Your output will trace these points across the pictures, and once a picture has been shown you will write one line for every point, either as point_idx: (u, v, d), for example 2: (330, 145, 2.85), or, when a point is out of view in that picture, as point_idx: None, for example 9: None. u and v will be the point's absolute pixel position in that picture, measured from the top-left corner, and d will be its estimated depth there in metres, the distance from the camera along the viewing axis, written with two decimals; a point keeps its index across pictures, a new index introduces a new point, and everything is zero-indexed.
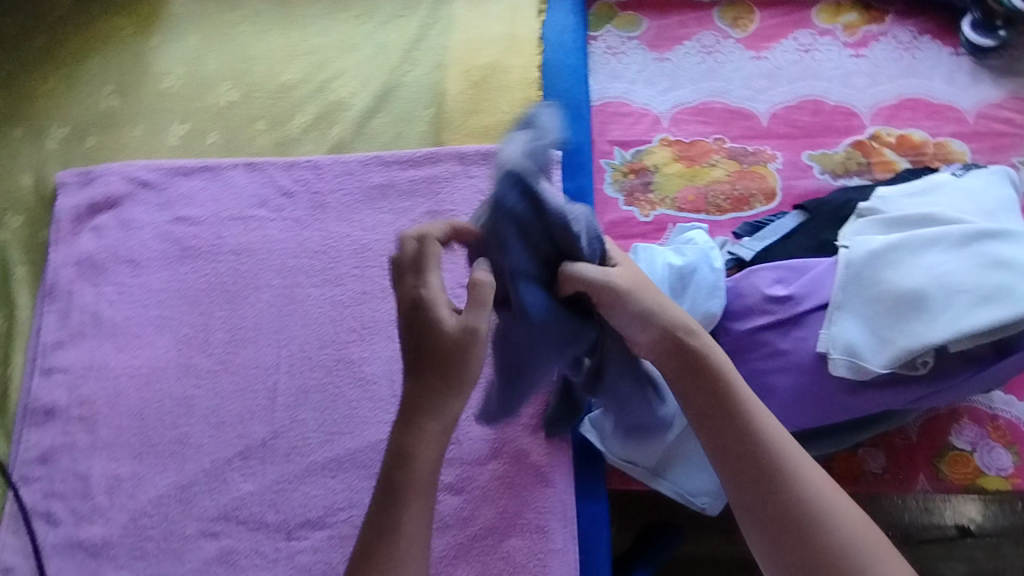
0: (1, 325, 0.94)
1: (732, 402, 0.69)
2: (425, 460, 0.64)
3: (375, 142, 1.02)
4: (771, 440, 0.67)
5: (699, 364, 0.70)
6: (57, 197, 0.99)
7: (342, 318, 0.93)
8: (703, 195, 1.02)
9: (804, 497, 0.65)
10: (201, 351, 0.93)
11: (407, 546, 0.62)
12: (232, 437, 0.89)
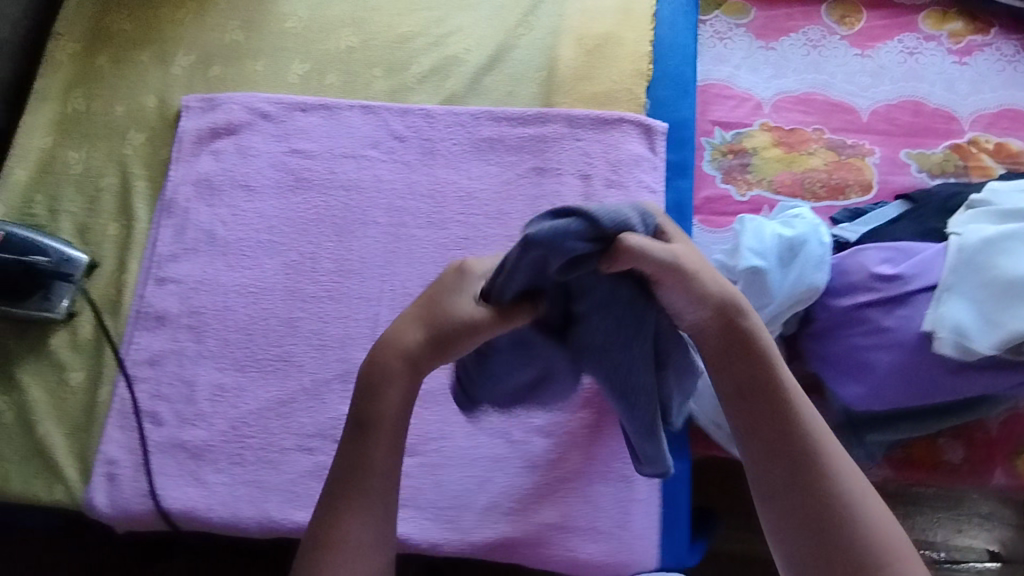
0: (119, 234, 0.99)
1: (775, 388, 0.67)
2: (389, 403, 0.63)
3: (486, 98, 1.05)
4: (809, 430, 0.66)
5: (748, 347, 0.67)
6: (180, 119, 1.03)
7: (445, 261, 0.97)
8: (800, 181, 1.05)
9: (836, 489, 0.64)
10: (308, 278, 0.96)
11: (370, 479, 0.63)
12: (333, 360, 0.92)
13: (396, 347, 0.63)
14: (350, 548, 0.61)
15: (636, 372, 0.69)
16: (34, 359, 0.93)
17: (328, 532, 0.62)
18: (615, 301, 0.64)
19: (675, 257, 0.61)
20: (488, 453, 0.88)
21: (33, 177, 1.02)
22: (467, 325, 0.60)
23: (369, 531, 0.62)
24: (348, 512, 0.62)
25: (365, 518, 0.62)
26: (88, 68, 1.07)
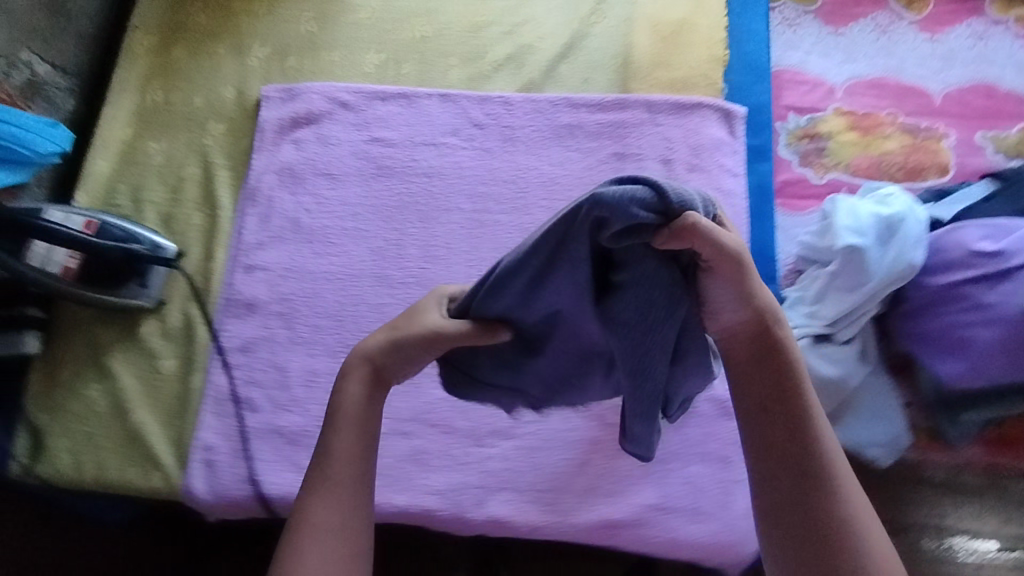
0: (204, 223, 0.99)
1: (798, 402, 0.63)
2: (349, 397, 0.64)
3: (562, 86, 1.06)
4: (827, 451, 0.63)
5: (775, 357, 0.63)
6: (260, 109, 1.04)
7: None
8: (876, 164, 1.05)
9: (842, 514, 0.61)
10: (395, 265, 0.96)
11: (341, 467, 0.63)
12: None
13: (364, 355, 0.66)
14: (320, 533, 0.61)
15: (651, 364, 0.62)
16: (126, 348, 0.93)
17: (302, 519, 0.62)
18: (652, 287, 0.56)
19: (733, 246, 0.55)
20: (584, 436, 0.89)
21: (114, 168, 1.02)
22: (421, 336, 0.63)
23: (359, 514, 0.63)
24: (312, 499, 0.62)
25: (338, 503, 0.62)
26: (164, 60, 1.08)
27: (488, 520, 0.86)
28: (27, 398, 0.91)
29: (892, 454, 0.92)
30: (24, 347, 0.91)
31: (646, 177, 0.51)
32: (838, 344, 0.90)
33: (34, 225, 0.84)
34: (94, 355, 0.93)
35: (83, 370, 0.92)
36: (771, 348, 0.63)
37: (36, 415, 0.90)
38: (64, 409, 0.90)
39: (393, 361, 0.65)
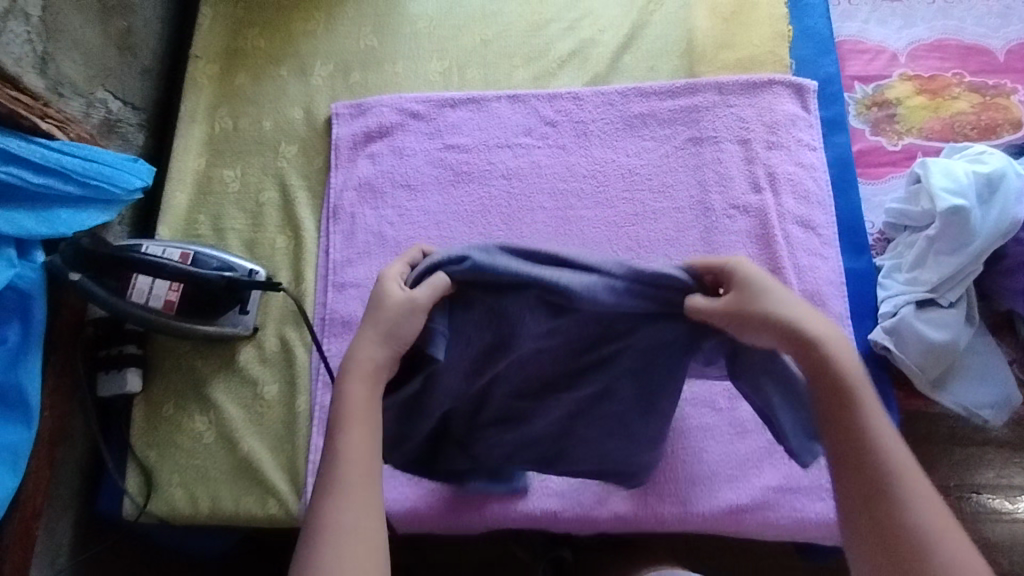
0: (289, 245, 0.99)
1: (851, 407, 0.60)
2: (353, 397, 0.64)
3: (629, 76, 1.06)
4: (888, 456, 0.58)
5: (819, 367, 0.61)
6: (333, 127, 1.04)
7: (619, 237, 0.96)
8: (949, 126, 1.05)
9: (919, 525, 0.55)
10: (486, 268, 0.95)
11: (354, 466, 0.61)
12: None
13: (354, 352, 0.65)
14: (336, 535, 0.58)
15: (658, 398, 0.74)
16: (228, 378, 0.92)
17: (313, 525, 0.59)
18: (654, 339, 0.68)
19: (737, 306, 0.61)
20: (697, 423, 0.87)
21: (193, 200, 1.02)
22: (402, 308, 0.63)
23: (375, 516, 0.60)
24: (331, 499, 0.59)
25: (353, 504, 0.59)
26: (229, 87, 1.08)
27: (612, 517, 0.84)
28: (132, 437, 0.89)
29: (1005, 413, 0.89)
30: (127, 385, 0.89)
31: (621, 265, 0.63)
32: (942, 307, 0.87)
33: (130, 258, 0.85)
34: (195, 387, 0.92)
35: (184, 404, 0.91)
36: (812, 359, 0.61)
37: (143, 453, 0.89)
38: (171, 444, 0.89)
39: (379, 349, 0.64)
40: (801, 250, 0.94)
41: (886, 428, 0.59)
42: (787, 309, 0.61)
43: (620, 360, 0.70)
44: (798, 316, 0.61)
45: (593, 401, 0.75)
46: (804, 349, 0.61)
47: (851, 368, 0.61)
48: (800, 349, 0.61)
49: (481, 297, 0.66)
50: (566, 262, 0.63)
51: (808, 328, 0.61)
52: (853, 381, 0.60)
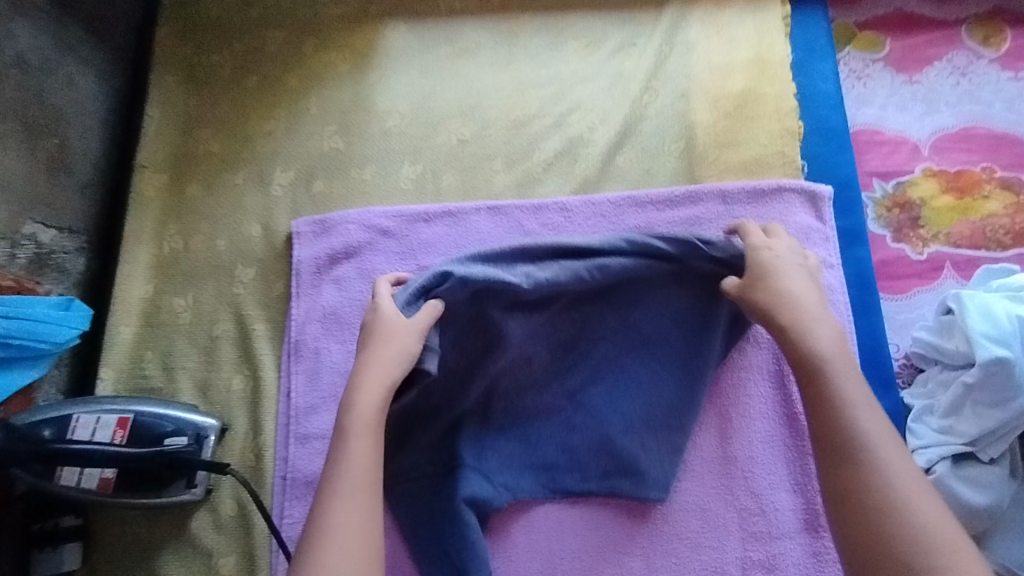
0: (246, 388, 0.88)
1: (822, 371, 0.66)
2: (362, 407, 0.69)
3: (622, 181, 0.96)
4: (857, 419, 0.63)
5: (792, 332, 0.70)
6: (293, 247, 0.93)
7: None
8: (980, 230, 0.94)
9: (881, 479, 0.59)
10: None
11: (354, 475, 0.65)
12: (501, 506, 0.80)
13: (364, 371, 0.71)
14: (338, 533, 0.62)
15: (639, 388, 0.82)
16: (178, 549, 0.82)
17: (318, 522, 0.63)
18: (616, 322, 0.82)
19: (749, 295, 0.74)
20: None
21: (138, 335, 0.91)
22: (403, 328, 0.72)
23: (371, 531, 0.63)
24: (332, 504, 0.64)
25: (356, 506, 0.64)
26: (179, 199, 0.97)
27: None
28: None
29: None
30: (65, 564, 0.80)
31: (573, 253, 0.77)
32: (983, 463, 0.77)
33: (58, 452, 0.74)
34: (142, 559, 0.82)
35: None
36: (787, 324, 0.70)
37: None
38: None
39: (385, 362, 0.71)
40: None
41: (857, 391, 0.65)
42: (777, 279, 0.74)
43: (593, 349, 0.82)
44: (790, 298, 0.72)
45: (579, 390, 0.83)
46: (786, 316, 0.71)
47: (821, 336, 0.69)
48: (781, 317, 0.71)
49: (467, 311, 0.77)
50: (535, 254, 0.76)
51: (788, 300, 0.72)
52: (829, 354, 0.67)
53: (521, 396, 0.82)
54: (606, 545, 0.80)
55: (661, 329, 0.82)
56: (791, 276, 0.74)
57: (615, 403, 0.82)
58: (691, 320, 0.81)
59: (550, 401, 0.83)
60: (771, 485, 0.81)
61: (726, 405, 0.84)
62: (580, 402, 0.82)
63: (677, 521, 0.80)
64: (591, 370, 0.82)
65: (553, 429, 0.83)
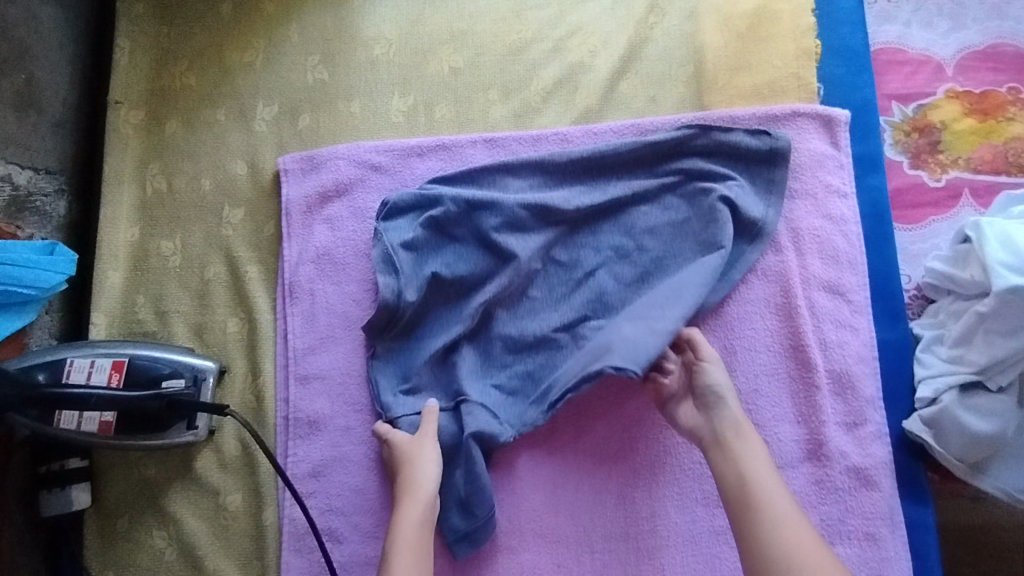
0: (242, 331, 0.87)
1: (761, 504, 0.67)
2: (402, 526, 0.72)
3: (626, 109, 0.90)
4: (769, 507, 0.67)
5: (727, 466, 0.71)
6: (281, 185, 0.89)
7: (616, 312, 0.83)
8: (1002, 154, 0.89)
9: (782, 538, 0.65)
10: (463, 348, 0.83)
11: None
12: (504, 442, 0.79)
13: (401, 489, 0.75)
14: None
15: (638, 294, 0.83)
16: (185, 488, 0.83)
17: None
18: (604, 231, 0.85)
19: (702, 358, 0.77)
20: (708, 527, 0.78)
21: (128, 279, 0.89)
22: (419, 443, 0.77)
23: None
24: None
25: None
26: (158, 137, 0.93)
27: None
28: (87, 559, 0.82)
29: None
30: (74, 504, 0.81)
31: (540, 162, 0.86)
32: (990, 392, 0.76)
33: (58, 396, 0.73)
34: (151, 498, 0.83)
35: (140, 519, 0.82)
36: (726, 461, 0.71)
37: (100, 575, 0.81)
38: (129, 564, 0.81)
39: (416, 474, 0.75)
40: (827, 323, 0.81)
41: (792, 523, 0.65)
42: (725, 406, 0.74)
43: (586, 258, 0.85)
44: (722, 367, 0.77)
45: (580, 303, 0.83)
46: (728, 449, 0.72)
47: (759, 470, 0.69)
48: (720, 451, 0.72)
49: (452, 225, 0.84)
50: (511, 165, 0.86)
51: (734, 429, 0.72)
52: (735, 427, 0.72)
53: (520, 324, 0.83)
54: (609, 478, 0.80)
55: (656, 253, 0.83)
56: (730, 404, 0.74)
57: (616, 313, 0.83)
58: (685, 224, 0.83)
59: (551, 323, 0.83)
60: (775, 418, 0.80)
61: (730, 335, 0.82)
62: (578, 327, 0.82)
63: (680, 453, 0.80)
64: (588, 296, 0.83)
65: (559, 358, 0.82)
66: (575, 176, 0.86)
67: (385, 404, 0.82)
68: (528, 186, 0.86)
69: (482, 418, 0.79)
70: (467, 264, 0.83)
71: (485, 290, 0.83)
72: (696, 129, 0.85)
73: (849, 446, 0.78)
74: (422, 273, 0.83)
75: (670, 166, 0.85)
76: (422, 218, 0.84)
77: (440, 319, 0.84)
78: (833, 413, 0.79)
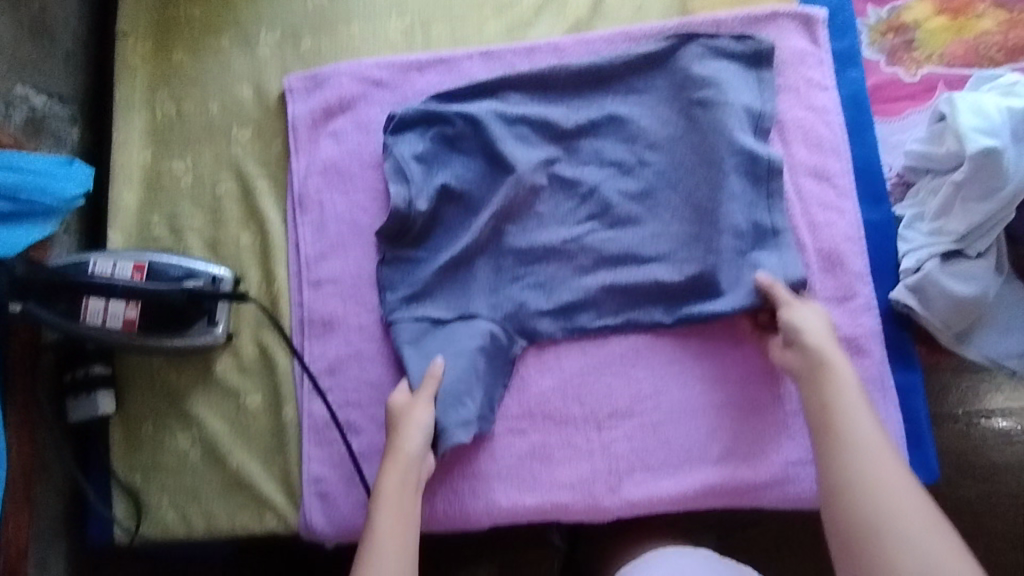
0: (255, 243, 0.90)
1: (844, 429, 0.69)
2: (387, 485, 0.72)
3: (614, 20, 0.95)
4: (853, 429, 0.69)
5: (817, 391, 0.72)
6: (287, 104, 0.93)
7: (612, 212, 0.86)
8: (972, 49, 0.94)
9: (863, 463, 0.66)
10: (478, 259, 0.86)
11: (387, 545, 0.68)
12: (495, 349, 0.82)
13: (394, 440, 0.75)
14: None
15: (638, 198, 0.86)
16: (206, 391, 0.86)
17: None
18: (600, 137, 0.89)
19: (787, 301, 0.78)
20: (710, 400, 0.82)
21: (142, 199, 0.92)
22: (413, 400, 0.77)
23: None
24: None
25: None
26: (166, 65, 0.96)
27: (626, 505, 0.81)
28: (115, 461, 0.85)
29: None
30: (100, 409, 0.83)
31: (536, 75, 0.89)
32: (970, 258, 0.81)
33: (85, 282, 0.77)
34: (174, 403, 0.86)
35: (165, 422, 0.86)
36: (816, 385, 0.73)
37: (127, 475, 0.85)
38: (157, 465, 0.85)
39: (408, 431, 0.75)
40: (814, 205, 0.86)
41: (876, 450, 0.67)
42: (812, 343, 0.74)
43: (586, 165, 0.88)
44: (812, 310, 0.77)
45: (581, 208, 0.87)
46: (816, 381, 0.73)
47: (850, 397, 0.71)
48: (810, 375, 0.73)
49: (453, 133, 0.88)
50: (508, 79, 0.90)
51: (824, 360, 0.73)
52: (827, 355, 0.73)
53: (526, 228, 0.87)
54: (611, 359, 0.84)
55: (657, 166, 0.87)
56: (823, 337, 0.75)
57: (615, 216, 0.86)
58: (678, 126, 0.87)
59: (559, 229, 0.87)
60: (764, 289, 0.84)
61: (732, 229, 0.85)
62: (587, 241, 0.86)
63: (679, 334, 0.84)
64: (593, 208, 0.87)
65: (562, 262, 0.86)
66: (575, 94, 0.90)
67: (387, 306, 0.85)
68: (526, 97, 0.90)
69: (484, 326, 0.83)
70: (474, 176, 0.88)
71: (490, 199, 0.86)
72: (683, 37, 0.89)
73: (840, 318, 0.82)
74: (432, 183, 0.86)
75: (661, 72, 0.89)
76: (433, 132, 0.89)
77: (448, 229, 0.87)
78: (823, 290, 0.83)
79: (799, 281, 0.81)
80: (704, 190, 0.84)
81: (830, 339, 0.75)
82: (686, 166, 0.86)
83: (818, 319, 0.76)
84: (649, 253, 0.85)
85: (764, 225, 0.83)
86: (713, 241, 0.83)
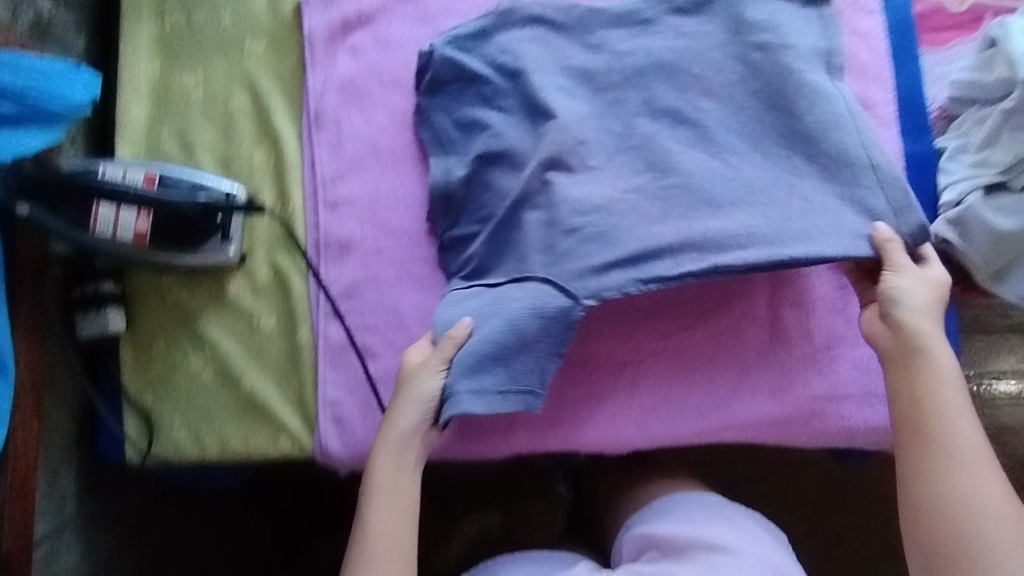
0: (269, 161, 0.87)
1: (936, 431, 0.67)
2: (381, 464, 0.72)
3: None
4: (948, 430, 0.66)
5: (908, 386, 0.70)
6: (303, 17, 0.88)
7: (678, 157, 0.78)
8: None
9: (954, 469, 0.65)
10: (525, 214, 0.79)
11: (380, 525, 0.70)
12: (555, 309, 0.73)
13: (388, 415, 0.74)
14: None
15: (706, 144, 0.78)
16: (219, 312, 0.84)
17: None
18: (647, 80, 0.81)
19: (896, 262, 0.72)
20: (737, 332, 0.80)
21: (151, 113, 0.88)
22: (418, 367, 0.74)
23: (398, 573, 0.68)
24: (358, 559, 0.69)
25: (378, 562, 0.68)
26: None
27: (649, 436, 0.79)
28: (126, 379, 0.83)
29: None
30: (111, 326, 0.81)
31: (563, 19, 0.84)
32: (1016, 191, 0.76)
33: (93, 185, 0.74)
34: (185, 322, 0.84)
35: (176, 342, 0.84)
36: (909, 378, 0.70)
37: (139, 395, 0.83)
38: (169, 384, 0.83)
39: (404, 406, 0.73)
40: None
41: (971, 457, 0.65)
42: (910, 320, 0.71)
43: (638, 116, 0.80)
44: (919, 280, 0.72)
45: (637, 158, 0.79)
46: (908, 370, 0.70)
47: (946, 396, 0.68)
48: (902, 366, 0.71)
49: (476, 54, 0.84)
50: (537, 25, 0.84)
51: (921, 351, 0.70)
52: (926, 349, 0.70)
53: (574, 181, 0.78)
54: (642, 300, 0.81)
55: (716, 110, 0.79)
56: (925, 319, 0.71)
57: (681, 163, 0.77)
58: (735, 69, 0.80)
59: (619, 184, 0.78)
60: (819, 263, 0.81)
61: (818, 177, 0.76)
62: (649, 192, 0.77)
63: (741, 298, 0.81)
64: (651, 157, 0.78)
65: (625, 214, 0.76)
66: (620, 39, 0.83)
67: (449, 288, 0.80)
68: (553, 35, 0.84)
69: (537, 287, 0.74)
70: (518, 129, 0.81)
71: (539, 151, 0.79)
72: None
73: None
74: (470, 149, 0.82)
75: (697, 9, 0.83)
76: (470, 92, 0.84)
77: (488, 185, 0.81)
78: None
79: (916, 230, 0.73)
80: (776, 138, 0.77)
81: (932, 312, 0.71)
82: (749, 110, 0.79)
83: (925, 285, 0.72)
84: (725, 197, 0.76)
85: (850, 168, 0.75)
86: (797, 193, 0.75)
